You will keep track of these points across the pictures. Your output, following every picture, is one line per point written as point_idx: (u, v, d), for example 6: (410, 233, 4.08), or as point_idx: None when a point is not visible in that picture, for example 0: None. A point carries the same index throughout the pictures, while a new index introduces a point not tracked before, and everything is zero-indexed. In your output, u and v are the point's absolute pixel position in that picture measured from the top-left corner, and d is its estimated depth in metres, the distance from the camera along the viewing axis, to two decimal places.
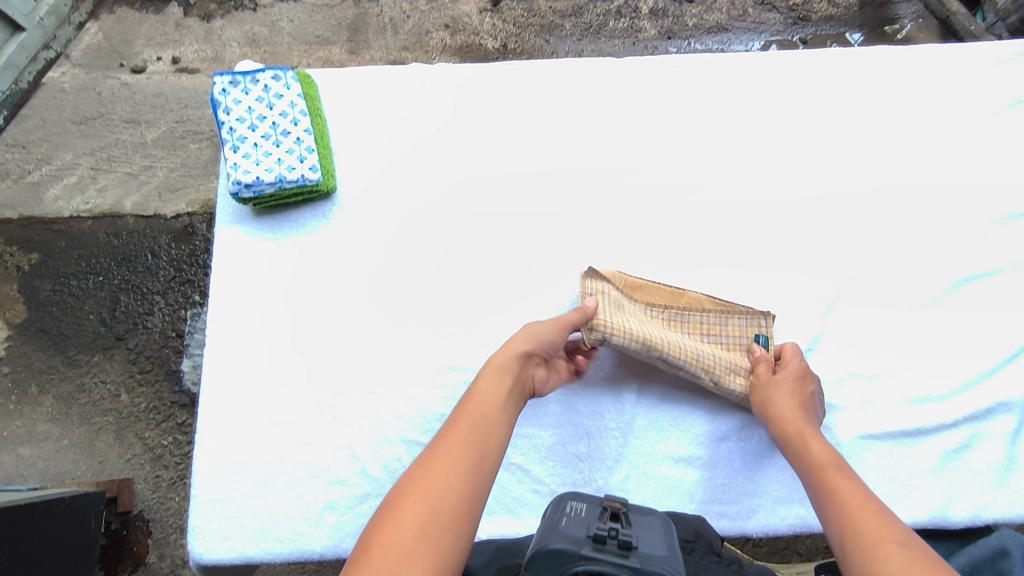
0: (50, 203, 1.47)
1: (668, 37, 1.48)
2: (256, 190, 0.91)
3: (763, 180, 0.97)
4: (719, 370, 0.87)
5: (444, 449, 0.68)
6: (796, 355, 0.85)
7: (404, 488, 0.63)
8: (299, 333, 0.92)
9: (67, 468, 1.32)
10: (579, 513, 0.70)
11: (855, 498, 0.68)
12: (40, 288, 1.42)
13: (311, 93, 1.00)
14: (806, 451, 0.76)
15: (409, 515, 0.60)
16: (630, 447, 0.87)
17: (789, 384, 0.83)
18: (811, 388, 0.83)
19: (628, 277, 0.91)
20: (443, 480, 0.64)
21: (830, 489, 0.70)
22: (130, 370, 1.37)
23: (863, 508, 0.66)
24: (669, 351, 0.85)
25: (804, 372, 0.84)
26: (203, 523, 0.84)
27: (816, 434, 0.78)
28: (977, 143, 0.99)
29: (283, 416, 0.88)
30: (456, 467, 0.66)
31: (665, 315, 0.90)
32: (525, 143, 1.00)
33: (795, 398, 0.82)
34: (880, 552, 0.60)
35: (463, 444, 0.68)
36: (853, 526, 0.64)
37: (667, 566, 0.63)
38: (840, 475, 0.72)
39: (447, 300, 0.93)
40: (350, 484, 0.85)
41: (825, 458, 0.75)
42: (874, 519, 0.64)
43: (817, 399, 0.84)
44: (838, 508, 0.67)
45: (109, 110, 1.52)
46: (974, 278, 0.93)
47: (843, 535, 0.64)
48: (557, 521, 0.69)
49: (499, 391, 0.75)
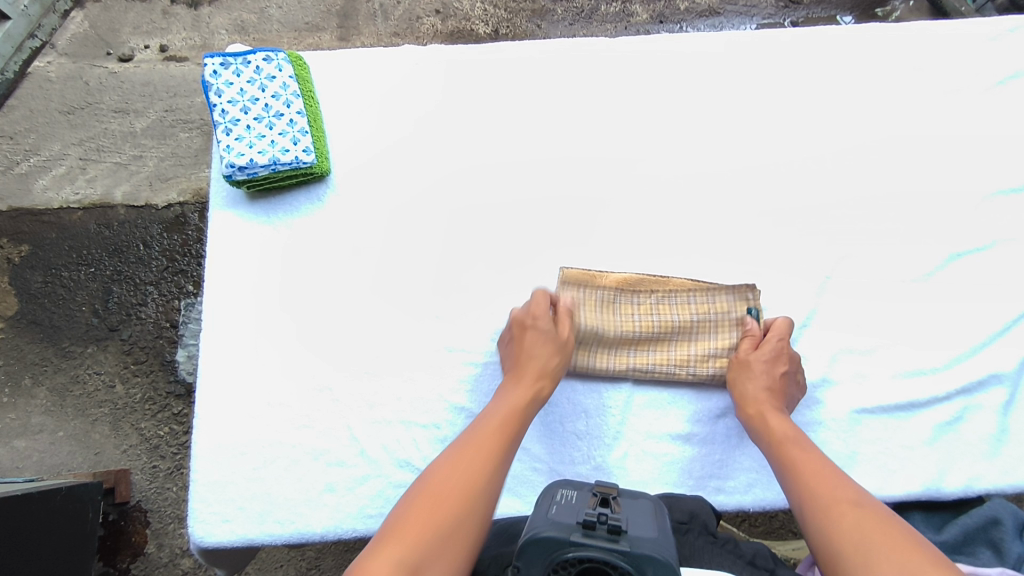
0: (39, 194, 1.46)
1: (660, 21, 1.48)
2: (250, 173, 0.91)
3: (755, 158, 0.97)
4: (694, 362, 0.88)
5: (476, 440, 0.74)
6: (781, 337, 0.85)
7: (435, 474, 0.69)
8: (295, 317, 0.91)
9: (63, 460, 1.32)
10: (570, 502, 0.69)
11: (812, 469, 0.73)
12: (30, 280, 1.41)
13: (304, 76, 0.99)
14: (766, 427, 0.80)
15: (444, 503, 0.66)
16: (628, 424, 0.88)
17: (760, 365, 0.83)
18: (785, 368, 0.83)
19: (617, 275, 0.91)
20: (472, 473, 0.69)
21: (789, 463, 0.75)
22: (124, 361, 1.37)
23: (819, 479, 0.71)
24: (635, 360, 0.88)
25: (779, 352, 0.83)
26: (203, 507, 0.84)
27: (774, 409, 0.81)
28: (969, 121, 0.99)
29: (281, 399, 0.88)
30: (489, 457, 0.72)
31: (651, 300, 0.89)
32: (518, 125, 0.99)
33: (764, 379, 0.82)
34: (834, 513, 0.66)
35: (495, 439, 0.74)
36: (809, 495, 0.70)
37: (658, 548, 0.62)
38: (797, 445, 0.77)
39: (444, 284, 0.93)
40: (350, 465, 0.86)
41: (783, 431, 0.79)
42: (829, 482, 0.70)
43: (791, 377, 0.84)
44: (797, 481, 0.73)
45: (97, 99, 1.51)
46: (966, 253, 0.93)
47: (802, 504, 0.70)
48: (548, 510, 0.68)
49: (516, 396, 0.80)
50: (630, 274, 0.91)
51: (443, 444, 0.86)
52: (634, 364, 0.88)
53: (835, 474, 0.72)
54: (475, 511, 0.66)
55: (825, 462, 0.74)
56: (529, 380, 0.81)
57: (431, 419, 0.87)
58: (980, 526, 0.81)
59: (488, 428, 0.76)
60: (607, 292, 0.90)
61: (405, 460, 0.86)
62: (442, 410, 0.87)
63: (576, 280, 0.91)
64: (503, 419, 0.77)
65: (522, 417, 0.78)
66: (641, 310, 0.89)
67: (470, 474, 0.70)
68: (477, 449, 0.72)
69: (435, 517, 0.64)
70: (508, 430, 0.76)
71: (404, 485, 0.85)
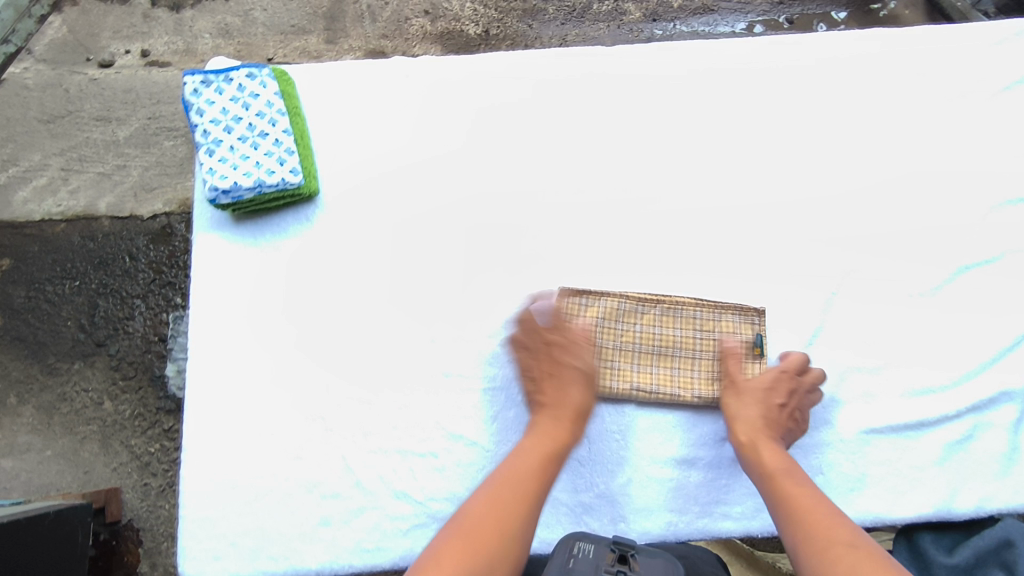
0: (19, 207, 1.41)
1: (654, 19, 1.44)
2: (234, 196, 0.87)
3: (756, 168, 0.95)
4: (698, 385, 0.87)
5: (513, 478, 0.75)
6: (784, 369, 0.83)
7: (473, 511, 0.71)
8: (285, 342, 0.88)
9: (51, 480, 1.29)
10: (587, 557, 0.70)
11: (806, 505, 0.72)
12: (13, 295, 1.37)
13: (289, 91, 0.95)
14: (757, 457, 0.78)
15: (482, 544, 0.67)
16: (632, 449, 0.85)
17: (754, 395, 0.82)
18: (781, 401, 0.81)
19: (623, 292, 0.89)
20: (513, 514, 0.71)
21: (781, 496, 0.74)
22: (112, 377, 1.33)
23: (814, 517, 0.70)
24: (638, 383, 0.86)
25: (777, 384, 0.82)
26: (194, 544, 0.82)
27: (768, 440, 0.79)
28: (974, 128, 0.97)
29: (272, 429, 0.85)
30: (528, 498, 0.73)
31: (655, 312, 0.88)
32: (512, 138, 0.96)
33: (760, 409, 0.81)
34: (832, 556, 0.65)
35: (532, 479, 0.75)
36: (806, 533, 0.69)
37: None
38: (790, 480, 0.75)
39: (440, 304, 0.90)
40: (345, 497, 0.83)
41: (775, 463, 0.77)
42: (824, 528, 0.69)
43: (788, 412, 0.81)
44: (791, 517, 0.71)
45: (77, 107, 1.46)
46: (974, 266, 0.91)
47: (798, 542, 0.69)
48: (564, 564, 0.70)
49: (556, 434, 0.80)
50: (635, 292, 0.89)
51: (442, 474, 0.84)
52: (637, 387, 0.86)
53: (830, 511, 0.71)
54: (513, 539, 0.69)
55: (818, 499, 0.72)
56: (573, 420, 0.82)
57: (429, 448, 0.84)
58: (992, 548, 0.79)
59: (526, 466, 0.76)
60: (608, 300, 0.88)
61: (402, 491, 0.83)
62: (440, 439, 0.85)
63: (573, 307, 0.88)
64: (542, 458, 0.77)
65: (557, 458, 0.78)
66: (643, 321, 0.88)
67: (511, 503, 0.72)
68: (515, 488, 0.73)
69: (477, 552, 0.66)
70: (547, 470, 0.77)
71: (402, 517, 0.82)
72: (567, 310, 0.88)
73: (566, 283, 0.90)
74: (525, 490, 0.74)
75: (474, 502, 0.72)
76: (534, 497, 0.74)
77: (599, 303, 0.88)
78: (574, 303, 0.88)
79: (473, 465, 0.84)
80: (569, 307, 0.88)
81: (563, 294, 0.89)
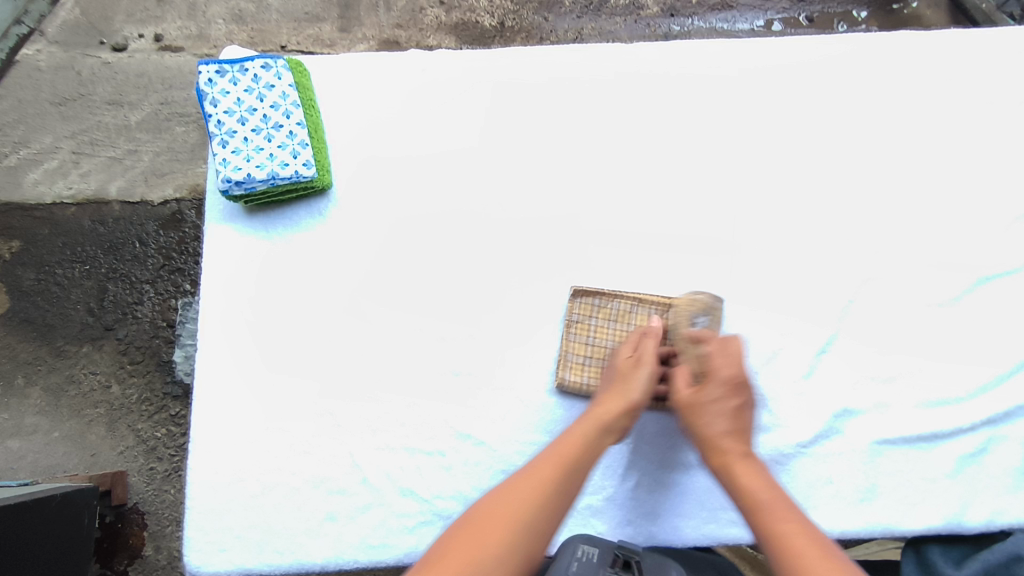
0: (29, 188, 1.42)
1: (671, 14, 1.42)
2: (247, 188, 0.86)
3: (775, 170, 0.93)
4: None
5: (483, 518, 0.71)
6: (727, 369, 0.79)
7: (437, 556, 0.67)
8: (294, 335, 0.88)
9: (58, 461, 1.30)
10: (591, 561, 0.73)
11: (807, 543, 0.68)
12: (23, 277, 1.37)
13: (303, 83, 0.93)
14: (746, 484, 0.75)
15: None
16: (641, 453, 0.84)
17: (713, 409, 0.78)
18: (736, 401, 0.79)
19: (635, 295, 0.87)
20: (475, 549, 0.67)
21: (775, 530, 0.70)
22: (120, 361, 1.34)
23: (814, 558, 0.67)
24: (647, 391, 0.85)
25: (732, 382, 0.79)
26: (199, 535, 0.82)
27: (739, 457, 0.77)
28: (1001, 136, 0.94)
29: (279, 423, 0.85)
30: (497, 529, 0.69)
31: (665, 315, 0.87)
32: (529, 133, 0.95)
33: (715, 421, 0.78)
34: None
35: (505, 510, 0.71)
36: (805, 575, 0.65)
37: None
38: (784, 512, 0.72)
39: (452, 300, 0.89)
40: (351, 493, 0.83)
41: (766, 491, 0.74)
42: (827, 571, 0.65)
43: (744, 408, 0.79)
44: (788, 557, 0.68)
45: (89, 90, 1.46)
46: (994, 277, 0.89)
47: None
48: (568, 567, 0.73)
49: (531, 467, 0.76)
50: (653, 295, 0.88)
51: (448, 473, 0.83)
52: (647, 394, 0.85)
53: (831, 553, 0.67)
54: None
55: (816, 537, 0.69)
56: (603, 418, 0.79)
57: (437, 446, 0.84)
58: (1002, 562, 0.79)
59: (499, 501, 0.72)
60: (623, 302, 0.88)
61: (409, 489, 0.83)
62: (448, 438, 0.84)
63: (587, 307, 0.87)
64: (515, 492, 0.73)
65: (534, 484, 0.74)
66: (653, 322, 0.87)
67: (489, 535, 0.69)
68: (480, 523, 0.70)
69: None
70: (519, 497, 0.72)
71: (408, 515, 0.82)
72: (578, 311, 0.87)
73: (576, 283, 0.89)
74: (506, 524, 0.70)
75: (454, 534, 0.70)
76: (518, 534, 0.69)
77: (614, 304, 0.87)
78: (586, 303, 0.87)
79: (480, 465, 0.83)
80: (581, 308, 0.87)
81: (575, 296, 0.88)
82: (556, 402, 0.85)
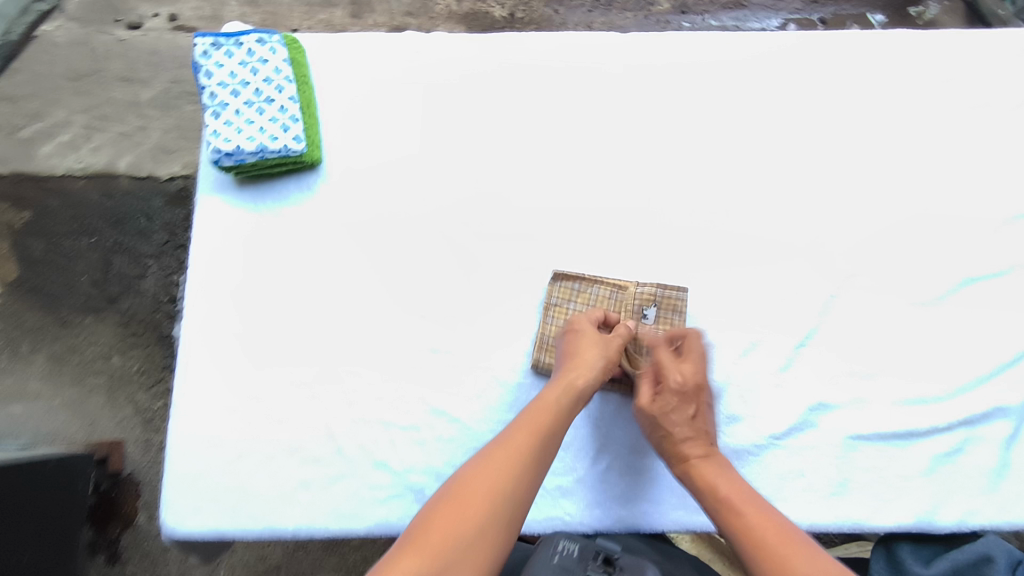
0: (42, 161, 1.44)
1: (682, 11, 1.47)
2: (236, 159, 0.88)
3: (765, 164, 0.93)
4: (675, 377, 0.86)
5: (465, 489, 0.70)
6: (679, 378, 0.80)
7: (422, 529, 0.67)
8: (279, 307, 0.90)
9: (57, 428, 1.32)
10: (571, 556, 0.77)
11: (775, 533, 0.70)
12: (31, 247, 1.40)
13: (298, 59, 0.94)
14: (709, 482, 0.76)
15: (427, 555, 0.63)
16: (614, 437, 0.85)
17: (672, 420, 0.79)
18: (692, 410, 0.80)
19: (608, 282, 0.88)
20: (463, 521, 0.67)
21: (743, 525, 0.72)
22: (121, 333, 1.37)
23: (786, 544, 0.69)
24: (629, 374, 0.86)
25: (688, 388, 0.80)
26: (176, 496, 0.83)
27: (702, 459, 0.78)
28: (996, 138, 0.94)
29: (258, 392, 0.87)
30: (482, 503, 0.69)
31: (631, 305, 0.88)
32: (521, 118, 0.95)
33: (676, 428, 0.79)
34: None
35: (487, 482, 0.70)
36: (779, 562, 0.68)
37: None
38: (748, 505, 0.74)
39: (437, 280, 0.90)
40: (326, 463, 0.84)
41: (727, 488, 0.76)
42: (800, 555, 0.68)
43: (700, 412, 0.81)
44: (764, 549, 0.69)
45: (103, 66, 1.49)
46: (980, 279, 0.89)
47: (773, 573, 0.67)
48: (549, 560, 0.76)
49: (511, 436, 0.75)
50: (634, 282, 0.88)
51: (422, 447, 0.85)
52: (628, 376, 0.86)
53: (799, 538, 0.70)
54: (473, 551, 0.65)
55: (780, 522, 0.72)
56: (575, 382, 0.79)
57: (412, 422, 0.85)
58: (971, 562, 0.80)
59: (481, 471, 0.72)
60: (602, 288, 0.88)
61: (383, 462, 0.84)
62: (423, 413, 0.85)
63: (565, 291, 0.88)
64: (498, 463, 0.72)
65: (518, 455, 0.73)
66: (621, 309, 0.88)
67: (473, 509, 0.68)
68: (466, 496, 0.69)
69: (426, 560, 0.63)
70: (504, 468, 0.72)
71: (380, 486, 0.84)
72: (556, 294, 0.88)
73: (557, 267, 0.90)
74: (489, 498, 0.69)
75: (436, 508, 0.69)
76: (500, 507, 0.69)
77: (592, 290, 0.88)
78: (565, 286, 0.88)
79: (454, 441, 0.85)
80: (560, 292, 0.88)
81: (555, 279, 0.89)
82: (528, 383, 0.86)
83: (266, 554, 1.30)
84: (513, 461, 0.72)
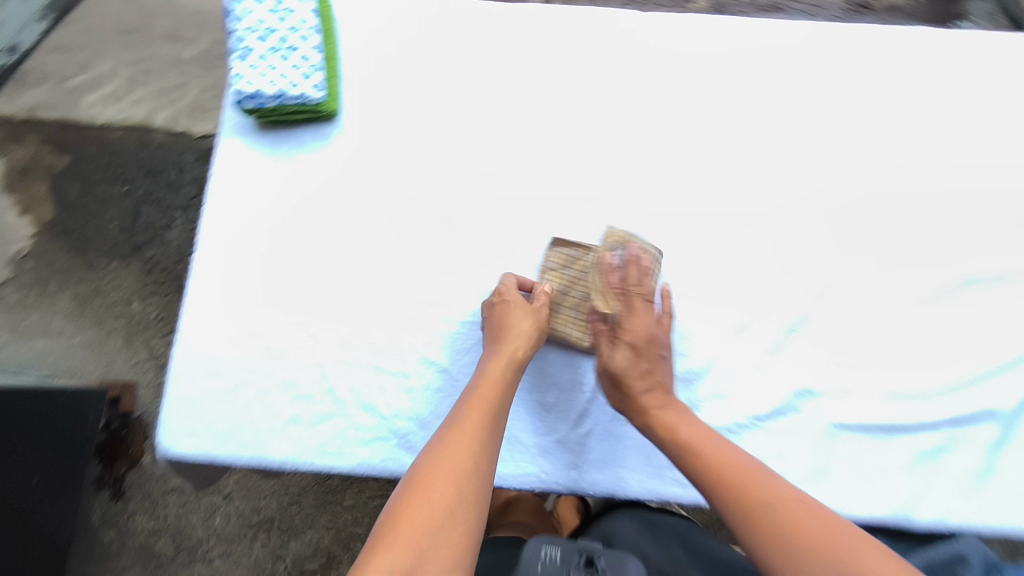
0: (85, 109, 1.51)
1: (718, 11, 1.48)
2: (257, 102, 0.91)
3: (775, 152, 0.93)
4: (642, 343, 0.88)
5: (443, 458, 0.69)
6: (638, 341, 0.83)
7: (402, 504, 0.65)
8: (286, 251, 0.93)
9: (77, 365, 1.37)
10: (554, 562, 0.74)
11: (751, 481, 0.71)
12: (68, 191, 1.46)
13: (325, 13, 0.97)
14: (686, 436, 0.77)
15: (412, 534, 0.62)
16: (597, 403, 0.87)
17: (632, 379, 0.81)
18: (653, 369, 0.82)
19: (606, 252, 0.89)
20: (445, 492, 0.66)
21: (719, 475, 0.72)
22: (144, 279, 1.42)
23: (763, 492, 0.70)
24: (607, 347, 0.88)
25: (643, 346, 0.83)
26: (173, 419, 0.87)
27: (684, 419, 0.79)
28: (1013, 143, 0.93)
29: (258, 328, 0.90)
30: (462, 470, 0.68)
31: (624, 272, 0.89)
32: (538, 89, 0.97)
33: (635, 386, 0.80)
34: (807, 539, 0.65)
35: (465, 452, 0.70)
36: (756, 512, 0.68)
37: None
38: (724, 457, 0.74)
39: (441, 239, 0.92)
40: (316, 401, 0.87)
41: (704, 441, 0.76)
42: (778, 504, 0.69)
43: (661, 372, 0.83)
44: (743, 500, 0.70)
45: (150, 23, 1.55)
46: (982, 281, 0.88)
47: (752, 526, 0.68)
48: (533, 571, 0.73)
49: (478, 402, 0.76)
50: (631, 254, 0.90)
51: (410, 395, 0.87)
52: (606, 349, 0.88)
53: (774, 485, 0.71)
54: (458, 530, 0.64)
55: (756, 469, 0.73)
56: (513, 349, 0.81)
57: (401, 370, 0.88)
58: (945, 561, 0.78)
59: (456, 440, 0.71)
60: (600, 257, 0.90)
61: (371, 405, 0.87)
62: (413, 361, 0.88)
63: (562, 258, 0.90)
64: (471, 431, 0.72)
65: (488, 418, 0.74)
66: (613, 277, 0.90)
67: (456, 478, 0.68)
68: (446, 464, 0.69)
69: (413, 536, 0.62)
70: (477, 435, 0.72)
71: (366, 429, 0.86)
72: (554, 259, 0.90)
73: (557, 234, 0.92)
74: (462, 475, 0.68)
75: (417, 476, 0.68)
76: (479, 471, 0.69)
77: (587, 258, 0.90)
78: (563, 252, 0.90)
79: (441, 393, 0.88)
80: (558, 258, 0.90)
81: (553, 246, 0.91)
82: None
83: (261, 506, 1.33)
84: (485, 425, 0.73)
